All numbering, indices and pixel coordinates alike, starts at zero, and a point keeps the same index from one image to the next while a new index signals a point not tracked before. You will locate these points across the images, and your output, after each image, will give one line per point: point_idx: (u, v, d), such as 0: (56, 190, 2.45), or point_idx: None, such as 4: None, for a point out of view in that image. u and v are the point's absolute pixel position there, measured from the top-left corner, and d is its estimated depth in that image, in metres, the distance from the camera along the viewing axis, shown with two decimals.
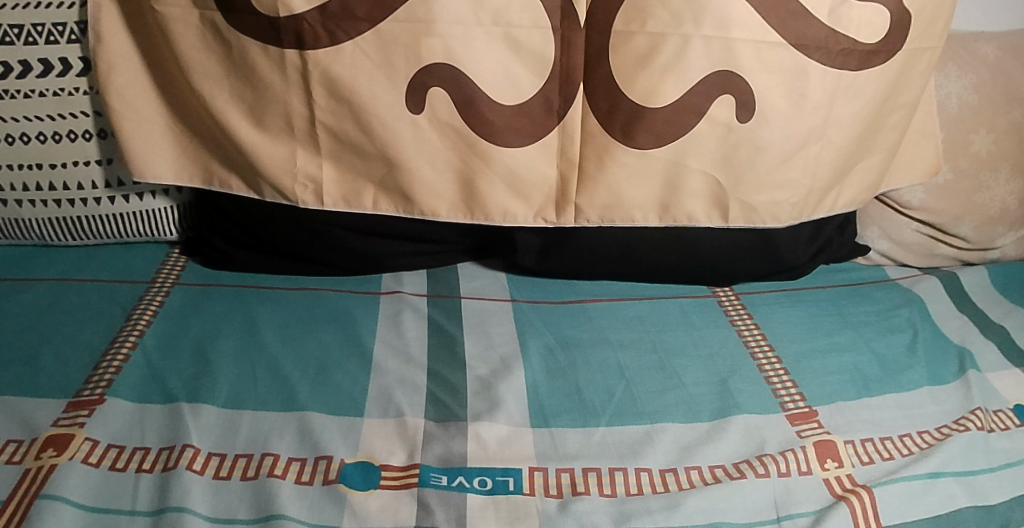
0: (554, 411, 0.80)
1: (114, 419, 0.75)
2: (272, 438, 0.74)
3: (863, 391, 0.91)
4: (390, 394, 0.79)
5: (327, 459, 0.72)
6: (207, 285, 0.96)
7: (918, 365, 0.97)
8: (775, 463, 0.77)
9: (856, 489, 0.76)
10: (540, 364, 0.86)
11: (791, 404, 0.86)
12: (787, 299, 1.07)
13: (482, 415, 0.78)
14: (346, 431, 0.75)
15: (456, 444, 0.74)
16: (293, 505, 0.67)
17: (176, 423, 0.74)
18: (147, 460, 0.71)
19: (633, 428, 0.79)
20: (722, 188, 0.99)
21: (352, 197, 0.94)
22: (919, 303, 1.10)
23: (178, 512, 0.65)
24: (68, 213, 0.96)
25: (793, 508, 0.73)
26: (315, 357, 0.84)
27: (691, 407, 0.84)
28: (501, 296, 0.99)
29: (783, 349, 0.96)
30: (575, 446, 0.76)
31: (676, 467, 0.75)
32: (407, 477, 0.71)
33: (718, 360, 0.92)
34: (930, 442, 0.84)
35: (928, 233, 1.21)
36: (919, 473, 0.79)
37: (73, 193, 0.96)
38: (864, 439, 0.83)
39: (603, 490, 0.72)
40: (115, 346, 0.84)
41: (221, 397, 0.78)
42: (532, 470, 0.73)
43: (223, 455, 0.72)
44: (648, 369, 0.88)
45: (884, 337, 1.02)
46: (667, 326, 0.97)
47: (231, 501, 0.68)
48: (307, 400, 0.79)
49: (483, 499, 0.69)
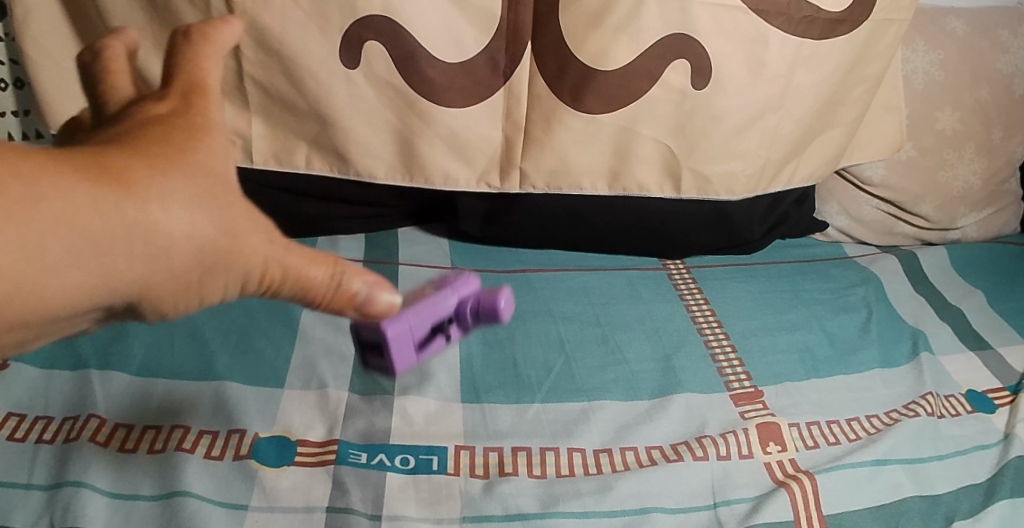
0: (487, 386, 0.76)
1: (18, 387, 0.70)
2: (185, 409, 0.69)
3: (812, 372, 0.89)
4: (314, 365, 0.75)
5: (240, 433, 0.68)
6: None
7: (870, 346, 0.95)
8: (715, 445, 0.74)
9: (797, 475, 0.73)
10: (477, 335, 0.82)
11: (736, 384, 0.84)
12: (740, 274, 1.04)
13: (410, 388, 0.74)
14: (264, 403, 0.71)
15: (380, 419, 0.70)
16: (199, 482, 0.63)
17: (82, 392, 0.70)
18: (48, 430, 0.66)
19: (570, 406, 0.76)
20: (675, 156, 0.95)
21: (284, 154, 0.90)
22: (875, 283, 1.08)
23: (74, 486, 0.61)
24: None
25: (730, 494, 0.70)
26: (238, 324, 0.80)
27: (631, 384, 0.81)
28: (441, 264, 0.94)
29: (731, 325, 0.93)
30: (506, 424, 0.72)
31: (610, 448, 0.72)
32: (325, 453, 0.67)
33: (663, 336, 0.89)
34: (878, 427, 0.83)
35: (888, 211, 1.20)
36: (865, 460, 0.77)
37: None
38: (810, 422, 0.81)
39: (532, 471, 0.68)
40: None
41: (135, 364, 0.74)
42: (458, 448, 0.69)
43: (131, 426, 0.67)
44: (589, 343, 0.85)
45: (835, 316, 1.00)
46: (613, 299, 0.93)
47: (135, 475, 0.64)
48: (226, 370, 0.74)
49: (404, 479, 0.66)
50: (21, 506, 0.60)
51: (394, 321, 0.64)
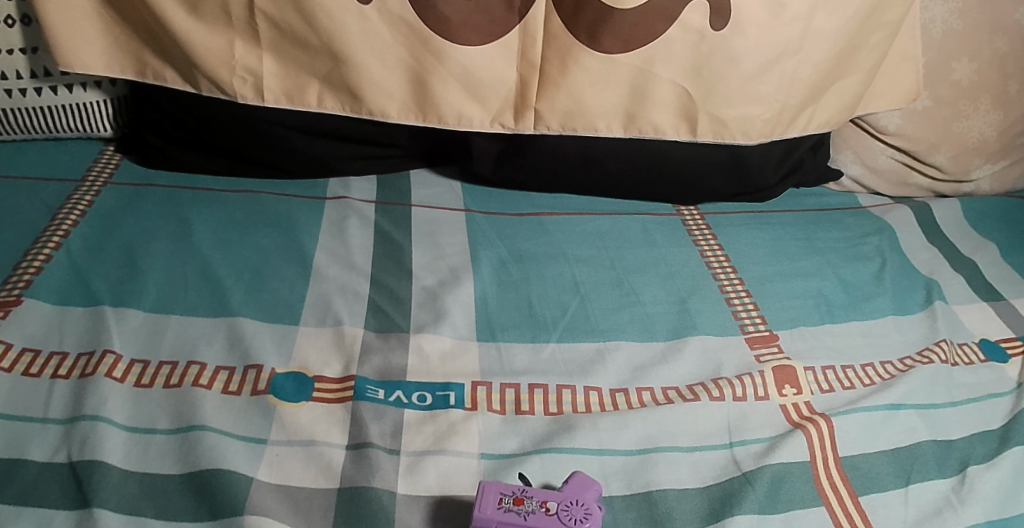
0: (503, 325, 0.76)
1: (32, 323, 0.70)
2: (200, 346, 0.69)
3: (826, 317, 0.89)
4: (329, 303, 0.75)
5: (257, 368, 0.67)
6: (141, 185, 0.91)
7: (883, 293, 0.95)
8: (731, 386, 0.74)
9: (813, 418, 0.73)
10: (491, 276, 0.82)
11: (751, 328, 0.83)
12: (755, 221, 1.03)
13: (425, 326, 0.74)
14: (280, 340, 0.71)
15: (396, 357, 0.70)
16: (217, 417, 0.63)
17: (97, 327, 0.70)
18: (64, 366, 0.66)
19: (585, 346, 0.76)
20: (693, 99, 0.93)
21: (296, 93, 0.88)
22: (889, 233, 1.07)
23: (91, 421, 0.60)
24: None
25: (747, 434, 0.70)
26: (251, 263, 0.80)
27: (647, 325, 0.80)
28: (453, 206, 0.93)
29: (746, 271, 0.93)
30: (522, 363, 0.72)
31: (627, 388, 0.72)
32: (343, 389, 0.67)
33: (678, 280, 0.88)
34: (892, 373, 0.83)
35: (902, 161, 1.18)
36: (880, 404, 0.77)
37: None
38: (825, 366, 0.81)
39: (548, 409, 0.68)
40: (37, 246, 0.78)
41: (148, 301, 0.74)
42: (475, 385, 0.69)
43: (146, 362, 0.67)
44: (604, 285, 0.84)
45: (850, 264, 0.99)
46: (628, 243, 0.93)
47: (152, 410, 0.63)
48: (241, 307, 0.74)
49: (422, 414, 0.65)
50: (39, 440, 0.60)
51: (506, 501, 0.56)
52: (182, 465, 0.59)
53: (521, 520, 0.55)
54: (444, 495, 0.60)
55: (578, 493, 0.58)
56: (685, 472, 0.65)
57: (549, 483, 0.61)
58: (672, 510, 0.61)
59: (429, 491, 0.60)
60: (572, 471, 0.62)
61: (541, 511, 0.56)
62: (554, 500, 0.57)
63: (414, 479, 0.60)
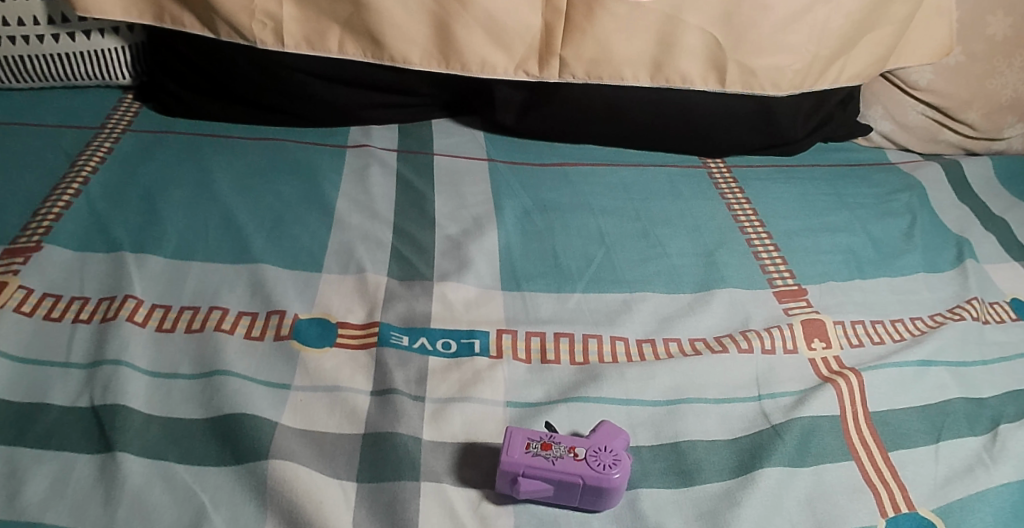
0: (527, 275, 0.76)
1: (52, 268, 0.69)
2: (222, 291, 0.69)
3: (856, 273, 0.86)
4: (351, 250, 0.75)
5: (280, 314, 0.67)
6: (161, 132, 0.90)
7: (914, 251, 0.91)
8: (759, 338, 0.72)
9: (844, 372, 0.70)
10: (515, 225, 0.81)
11: (780, 282, 0.81)
12: (782, 175, 1.00)
13: (449, 275, 0.73)
14: (302, 286, 0.71)
15: (420, 304, 0.70)
16: (240, 361, 0.62)
17: (118, 273, 0.69)
18: (85, 311, 0.66)
19: (611, 297, 0.75)
20: (721, 49, 0.91)
21: (316, 38, 0.88)
22: (920, 190, 1.04)
23: (114, 365, 0.60)
24: (10, 52, 0.90)
25: (776, 388, 0.68)
26: (272, 211, 0.79)
27: (673, 277, 0.79)
28: (476, 156, 0.92)
29: (774, 224, 0.90)
30: (548, 311, 0.72)
31: (654, 338, 0.71)
32: (366, 336, 0.66)
33: (704, 233, 0.86)
34: (923, 329, 0.80)
35: (933, 117, 1.13)
36: (910, 360, 0.73)
37: (12, 29, 0.89)
38: (854, 321, 0.78)
39: (575, 358, 0.68)
40: (56, 193, 0.77)
41: (169, 247, 0.73)
42: (500, 333, 0.68)
43: (168, 307, 0.67)
44: (630, 237, 0.83)
45: (880, 220, 0.96)
46: (653, 195, 0.91)
47: (175, 354, 0.63)
48: (262, 253, 0.74)
49: (447, 362, 0.65)
50: (61, 383, 0.59)
51: (534, 446, 0.56)
52: (205, 410, 0.58)
53: (549, 464, 0.55)
54: (469, 441, 0.59)
55: (606, 441, 0.57)
56: (713, 423, 0.64)
57: (576, 431, 0.61)
58: (701, 460, 0.60)
59: (455, 437, 0.59)
60: (600, 420, 0.61)
61: (569, 456, 0.56)
62: (582, 447, 0.56)
63: (440, 425, 0.60)
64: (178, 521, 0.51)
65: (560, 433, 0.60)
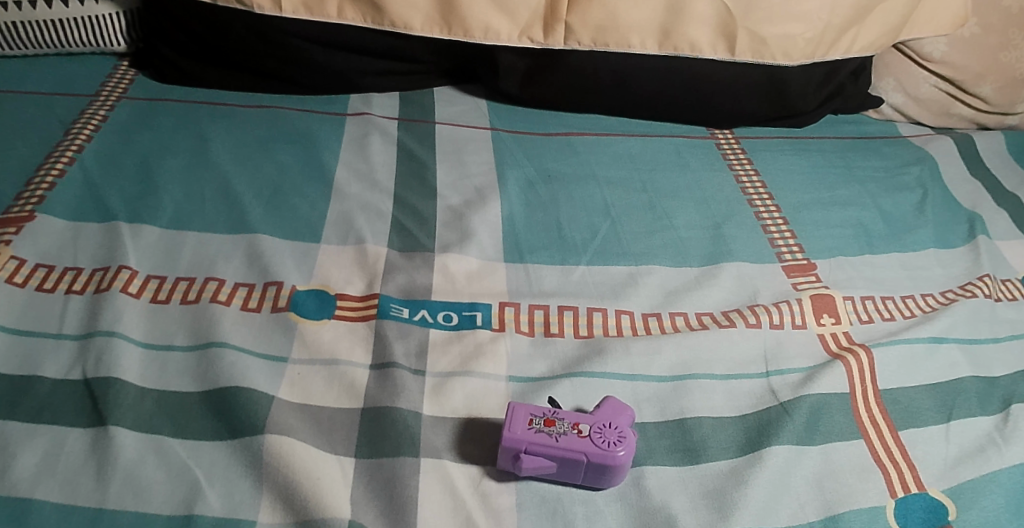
0: (531, 247, 0.74)
1: (46, 238, 0.67)
2: (219, 262, 0.67)
3: (865, 248, 0.83)
4: (351, 220, 0.73)
5: (277, 285, 0.65)
6: (157, 100, 0.87)
7: (926, 225, 0.88)
8: (768, 313, 0.70)
9: (853, 348, 0.68)
10: (519, 196, 0.80)
11: (788, 256, 0.79)
12: (792, 146, 0.97)
13: (451, 246, 0.72)
14: (301, 257, 0.69)
15: (421, 276, 0.68)
16: (236, 334, 0.61)
17: (112, 243, 0.67)
18: (78, 281, 0.64)
19: (616, 269, 0.73)
20: (731, 16, 0.89)
21: (314, 3, 0.86)
22: (931, 162, 1.00)
23: (107, 336, 0.58)
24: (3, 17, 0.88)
25: (784, 364, 0.66)
26: (270, 180, 0.77)
27: (680, 251, 0.77)
28: (479, 124, 0.90)
29: (784, 197, 0.88)
30: (553, 284, 0.70)
31: (660, 312, 0.69)
32: (365, 308, 0.65)
33: (712, 205, 0.84)
34: (934, 306, 0.77)
35: (947, 90, 1.08)
36: (921, 337, 0.71)
37: None
38: (864, 297, 0.75)
39: (579, 332, 0.66)
40: (49, 162, 0.75)
41: (165, 217, 0.71)
42: (503, 306, 0.67)
43: (163, 278, 0.65)
44: (635, 208, 0.81)
45: (890, 194, 0.93)
46: (660, 165, 0.89)
47: (170, 326, 0.61)
48: (259, 223, 0.72)
49: (448, 334, 0.64)
50: (53, 355, 0.58)
51: (537, 423, 0.54)
52: (200, 383, 0.57)
53: (552, 441, 0.53)
54: (470, 416, 0.58)
55: (611, 417, 0.56)
56: (720, 399, 0.62)
57: (580, 407, 0.59)
58: (707, 438, 0.59)
59: (455, 412, 0.58)
60: (605, 396, 0.60)
61: (573, 433, 0.54)
62: (586, 423, 0.55)
63: (440, 400, 0.59)
64: (172, 497, 0.50)
65: (564, 409, 0.59)
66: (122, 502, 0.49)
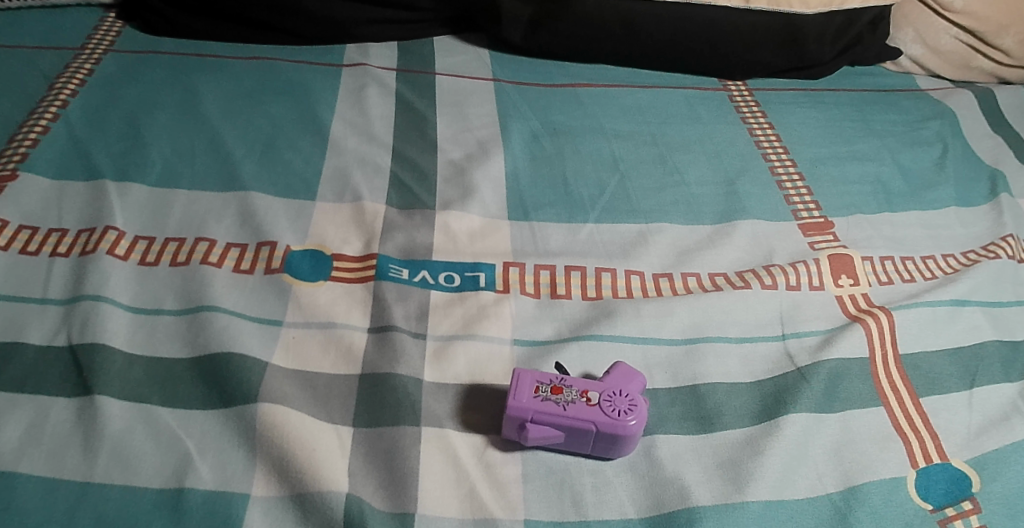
0: (536, 204, 0.71)
1: (29, 198, 0.64)
2: (210, 221, 0.64)
3: (885, 205, 0.80)
4: (347, 176, 0.70)
5: (271, 245, 0.62)
6: (145, 53, 0.83)
7: (947, 182, 0.84)
8: (784, 274, 0.67)
9: (873, 311, 0.65)
10: (523, 151, 0.76)
11: (805, 214, 0.76)
12: (807, 99, 0.93)
13: (452, 203, 0.68)
14: (295, 215, 0.66)
15: (421, 234, 0.65)
16: (228, 297, 0.58)
17: (98, 202, 0.64)
18: (64, 244, 0.61)
19: (625, 227, 0.70)
20: None
21: None
22: (951, 117, 0.95)
23: (93, 301, 0.56)
24: None
25: (801, 326, 0.64)
26: (263, 134, 0.74)
27: (692, 207, 0.74)
28: (481, 75, 0.86)
29: (800, 152, 0.84)
30: (558, 244, 0.67)
31: (671, 273, 0.66)
32: (363, 269, 0.62)
33: (725, 160, 0.80)
34: (956, 267, 0.73)
35: (967, 42, 1.02)
36: (943, 299, 0.67)
37: None
38: (884, 257, 0.72)
39: (586, 293, 0.63)
40: (33, 118, 0.72)
41: (153, 174, 0.68)
42: (507, 266, 0.64)
43: (152, 239, 0.62)
44: (645, 163, 0.78)
45: (911, 149, 0.88)
46: (671, 118, 0.85)
47: (159, 290, 0.59)
48: (251, 179, 0.68)
49: (450, 296, 0.61)
50: (37, 320, 0.55)
51: (543, 390, 0.52)
52: (191, 349, 0.54)
53: (560, 410, 0.51)
54: (474, 382, 0.56)
55: (622, 384, 0.53)
56: (734, 365, 0.60)
57: (588, 372, 0.57)
58: (720, 405, 0.57)
59: (458, 379, 0.56)
60: (614, 361, 0.57)
61: (581, 401, 0.52)
62: (595, 391, 0.53)
63: (442, 365, 0.56)
64: (162, 469, 0.47)
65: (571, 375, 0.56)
66: (110, 476, 0.47)
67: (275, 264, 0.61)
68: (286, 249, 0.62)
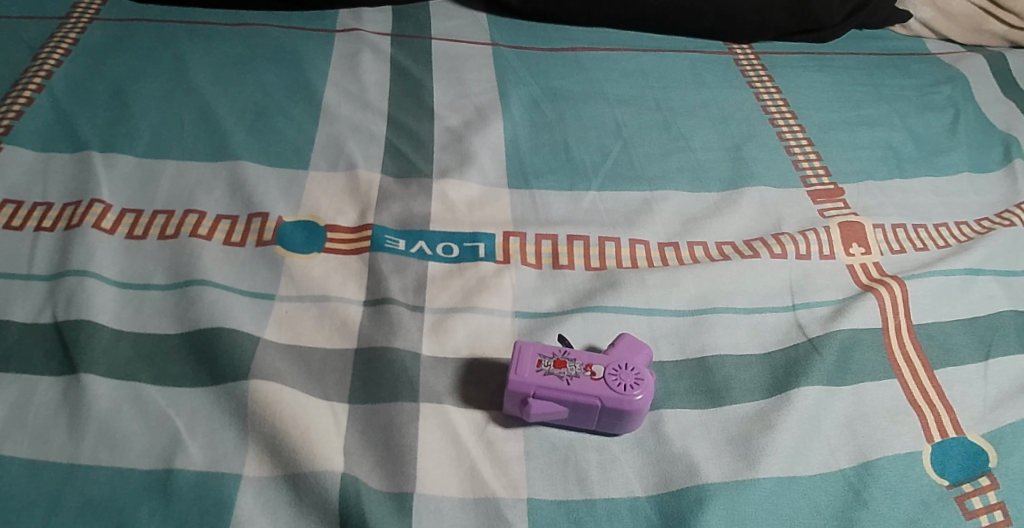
0: (537, 171, 0.68)
1: (13, 171, 0.62)
2: (199, 192, 0.62)
3: (896, 171, 0.77)
4: (341, 144, 0.67)
5: (262, 217, 0.60)
6: (130, 20, 0.80)
7: (960, 147, 0.82)
8: (794, 243, 0.65)
9: (885, 280, 0.63)
10: (523, 117, 0.73)
11: (814, 181, 0.73)
12: (816, 62, 0.90)
13: (450, 171, 0.66)
14: (287, 186, 0.63)
15: (418, 204, 0.63)
16: (218, 270, 0.56)
17: (84, 174, 0.62)
18: (48, 218, 0.59)
19: (629, 195, 0.67)
20: None
21: None
22: (964, 81, 0.92)
23: (78, 277, 0.54)
24: None
25: (811, 297, 0.61)
26: (254, 102, 0.71)
27: (698, 174, 0.71)
28: (480, 39, 0.83)
29: (809, 116, 0.81)
30: (560, 213, 0.65)
31: (677, 241, 0.64)
32: (358, 241, 0.60)
33: (731, 125, 0.78)
34: (969, 235, 0.70)
35: (979, 4, 0.98)
36: (957, 268, 0.65)
37: None
38: (896, 225, 0.69)
39: (589, 263, 0.61)
40: (17, 88, 0.69)
41: (140, 145, 0.66)
42: (507, 236, 0.62)
43: (139, 211, 0.60)
44: (649, 128, 0.75)
45: (923, 113, 0.86)
46: (675, 83, 0.82)
47: (148, 264, 0.56)
48: (242, 148, 0.66)
49: (448, 268, 0.59)
50: (21, 297, 0.53)
51: (546, 364, 0.50)
52: (180, 325, 0.52)
53: (563, 385, 0.49)
54: (474, 356, 0.54)
55: (627, 357, 0.52)
56: (743, 335, 0.58)
57: (592, 345, 0.55)
58: (730, 378, 0.55)
59: (458, 352, 0.54)
60: (619, 333, 0.56)
61: (586, 375, 0.50)
62: (599, 364, 0.51)
63: (441, 339, 0.54)
64: (150, 450, 0.46)
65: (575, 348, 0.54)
66: (96, 457, 0.45)
67: (264, 236, 0.59)
68: (278, 221, 0.60)
